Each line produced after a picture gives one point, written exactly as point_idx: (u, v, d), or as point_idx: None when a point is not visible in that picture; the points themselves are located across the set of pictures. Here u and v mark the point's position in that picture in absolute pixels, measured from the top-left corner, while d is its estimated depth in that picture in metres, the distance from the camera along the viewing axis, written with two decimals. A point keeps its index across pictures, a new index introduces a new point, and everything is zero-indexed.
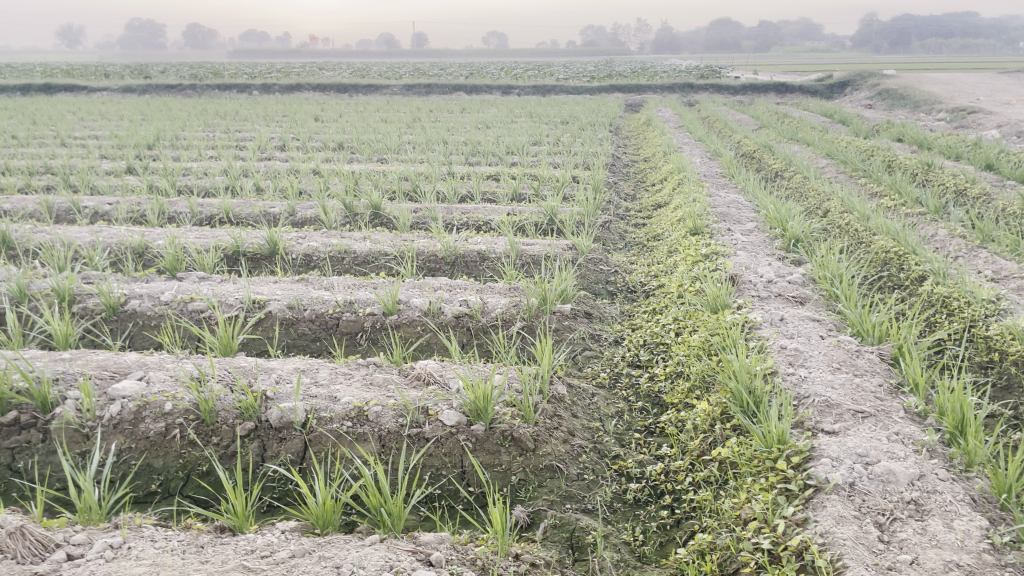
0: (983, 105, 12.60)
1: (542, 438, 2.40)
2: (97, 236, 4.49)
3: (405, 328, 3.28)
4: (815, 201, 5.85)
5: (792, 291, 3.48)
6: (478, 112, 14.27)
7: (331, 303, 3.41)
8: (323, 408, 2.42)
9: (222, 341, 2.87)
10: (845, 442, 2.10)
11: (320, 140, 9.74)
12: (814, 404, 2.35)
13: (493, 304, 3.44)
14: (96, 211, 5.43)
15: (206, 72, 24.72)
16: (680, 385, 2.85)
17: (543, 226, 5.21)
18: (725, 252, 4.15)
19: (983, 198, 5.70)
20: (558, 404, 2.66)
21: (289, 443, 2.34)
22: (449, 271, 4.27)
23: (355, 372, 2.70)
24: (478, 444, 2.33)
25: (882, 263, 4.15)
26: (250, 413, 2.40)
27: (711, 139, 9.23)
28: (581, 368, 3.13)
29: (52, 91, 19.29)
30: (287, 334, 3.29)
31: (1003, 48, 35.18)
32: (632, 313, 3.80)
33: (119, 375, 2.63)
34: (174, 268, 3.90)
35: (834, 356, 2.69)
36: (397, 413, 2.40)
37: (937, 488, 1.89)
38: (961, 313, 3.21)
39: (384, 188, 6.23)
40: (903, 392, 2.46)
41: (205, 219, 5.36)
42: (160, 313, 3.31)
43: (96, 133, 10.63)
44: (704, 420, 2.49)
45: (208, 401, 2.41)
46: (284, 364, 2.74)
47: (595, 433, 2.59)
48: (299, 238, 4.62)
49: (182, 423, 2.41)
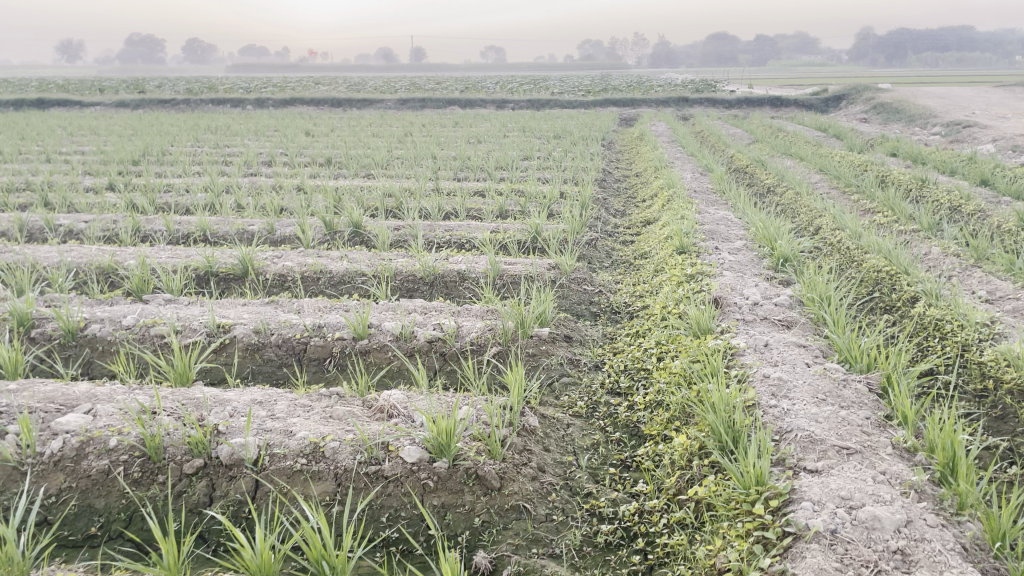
0: (978, 119, 12.52)
1: (509, 476, 2.26)
2: (66, 256, 4.36)
3: (376, 354, 3.15)
4: (805, 217, 5.74)
5: (778, 314, 3.35)
6: (472, 126, 14.17)
7: (299, 327, 3.28)
8: (276, 444, 2.29)
9: (177, 371, 2.72)
10: (828, 483, 1.96)
11: (308, 154, 9.64)
12: (797, 439, 2.21)
13: (468, 327, 3.32)
14: (69, 230, 5.30)
15: (201, 87, 24.69)
16: (659, 414, 2.71)
17: (527, 244, 5.08)
18: (712, 272, 4.03)
19: (978, 214, 5.59)
20: (530, 436, 2.52)
21: (238, 482, 2.20)
22: (427, 291, 4.14)
23: (315, 404, 2.56)
24: (440, 482, 2.19)
25: (873, 282, 4.03)
26: (199, 450, 2.26)
27: (703, 154, 9.14)
28: (557, 396, 2.99)
29: (45, 105, 19.22)
30: (252, 359, 3.15)
31: (998, 62, 35.25)
32: (615, 336, 3.66)
33: (65, 408, 2.49)
34: (140, 290, 3.77)
35: (819, 387, 2.55)
36: (354, 449, 2.26)
37: (926, 536, 1.75)
38: (954, 337, 3.08)
39: (367, 204, 6.11)
40: (891, 425, 2.32)
41: (181, 237, 5.22)
42: (120, 338, 3.18)
43: (83, 149, 10.52)
44: (682, 455, 2.35)
45: (155, 436, 2.27)
46: (241, 395, 2.60)
47: (567, 468, 2.45)
48: (274, 257, 4.49)
49: (127, 460, 2.26)
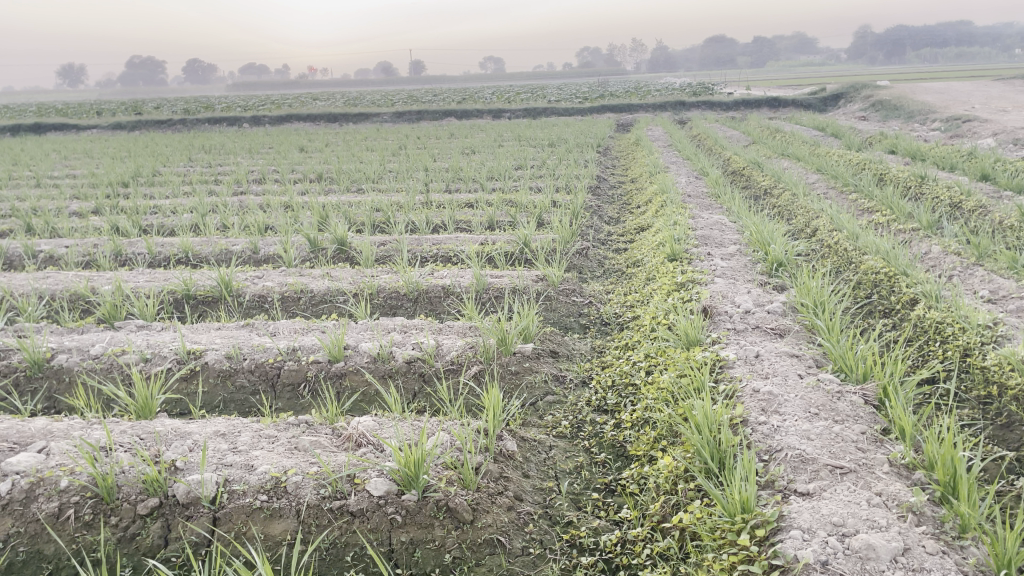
0: (978, 113, 12.34)
1: (482, 507, 2.12)
2: (41, 283, 4.25)
3: (351, 377, 3.03)
4: (802, 219, 5.60)
5: (771, 322, 3.21)
6: (466, 137, 14.06)
7: (272, 351, 3.16)
8: (235, 480, 2.16)
9: (139, 403, 2.60)
10: (819, 507, 1.83)
11: (299, 170, 9.54)
12: (787, 459, 2.07)
13: (448, 345, 3.19)
14: (49, 255, 5.21)
15: (196, 106, 24.62)
16: (645, 432, 2.57)
17: (515, 256, 4.95)
18: (703, 280, 3.89)
19: (979, 211, 5.45)
20: (507, 462, 2.38)
21: (195, 522, 2.07)
22: (411, 307, 4.02)
23: (281, 434, 2.44)
24: (408, 516, 2.06)
25: (872, 284, 3.89)
26: (154, 488, 2.13)
27: (700, 158, 9.02)
28: (540, 416, 2.86)
29: (42, 129, 19.22)
30: (223, 387, 3.03)
31: (999, 55, 35.05)
32: (604, 349, 3.52)
33: (18, 447, 2.35)
34: (112, 317, 3.65)
35: (813, 400, 2.41)
36: (317, 483, 2.14)
37: (925, 566, 1.60)
38: (956, 341, 2.94)
39: (354, 220, 6.00)
40: (888, 439, 2.19)
41: (162, 259, 5.12)
42: (87, 369, 3.07)
43: (74, 173, 10.43)
44: (667, 478, 2.20)
45: (107, 476, 2.14)
46: (203, 428, 2.47)
47: (548, 496, 2.31)
48: (254, 277, 4.37)
49: (78, 502, 2.13)
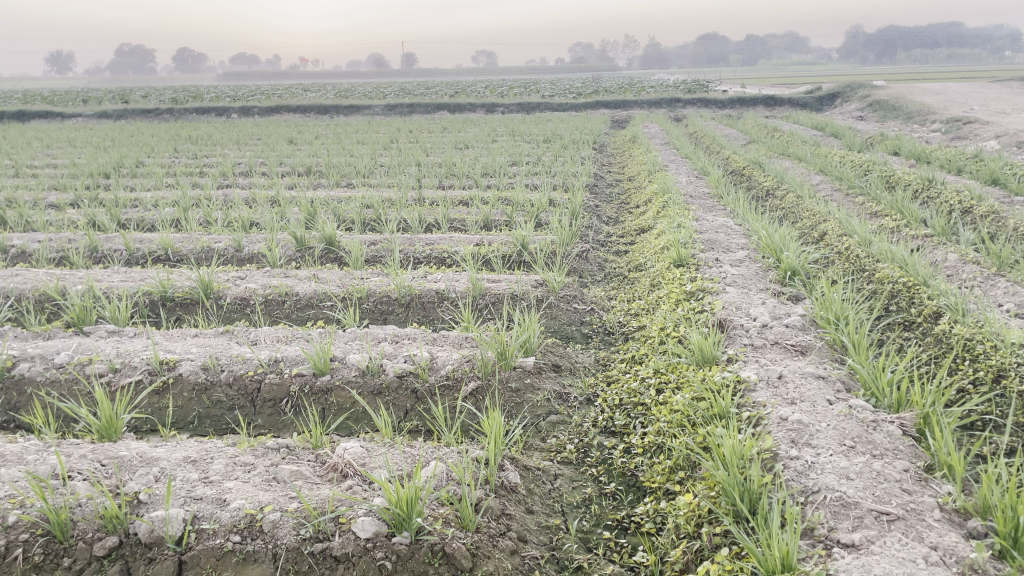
0: (978, 114, 12.21)
1: (482, 551, 1.88)
2: (8, 282, 3.99)
3: (337, 394, 2.79)
4: (809, 223, 5.39)
5: (791, 338, 2.99)
6: (459, 132, 13.78)
7: (252, 362, 2.91)
8: (205, 517, 1.92)
9: (103, 423, 2.35)
10: (870, 566, 1.61)
11: (288, 163, 9.28)
12: (825, 503, 1.85)
13: (443, 359, 2.96)
14: (21, 251, 4.93)
15: (184, 95, 24.20)
16: (660, 461, 2.34)
17: (513, 258, 4.71)
18: (713, 288, 3.66)
19: (992, 216, 5.24)
20: (509, 496, 2.16)
21: (159, 566, 1.84)
22: (403, 313, 3.79)
23: (258, 463, 2.20)
24: (400, 563, 1.82)
25: (890, 294, 3.66)
26: (113, 526, 1.90)
27: (699, 156, 8.80)
28: (544, 439, 2.63)
29: (27, 117, 18.81)
30: (198, 402, 2.78)
31: (990, 56, 35.00)
32: (608, 362, 3.29)
33: None
34: (81, 321, 3.39)
35: (846, 431, 2.18)
36: (298, 521, 1.90)
37: None
38: (988, 361, 2.72)
39: (344, 217, 5.75)
40: (933, 478, 1.97)
41: (141, 257, 4.86)
42: (50, 381, 2.82)
43: (56, 162, 10.13)
44: (687, 518, 1.98)
45: (60, 511, 1.89)
46: (172, 453, 2.23)
47: (554, 535, 2.09)
48: (236, 278, 4.11)
49: (27, 540, 1.88)
